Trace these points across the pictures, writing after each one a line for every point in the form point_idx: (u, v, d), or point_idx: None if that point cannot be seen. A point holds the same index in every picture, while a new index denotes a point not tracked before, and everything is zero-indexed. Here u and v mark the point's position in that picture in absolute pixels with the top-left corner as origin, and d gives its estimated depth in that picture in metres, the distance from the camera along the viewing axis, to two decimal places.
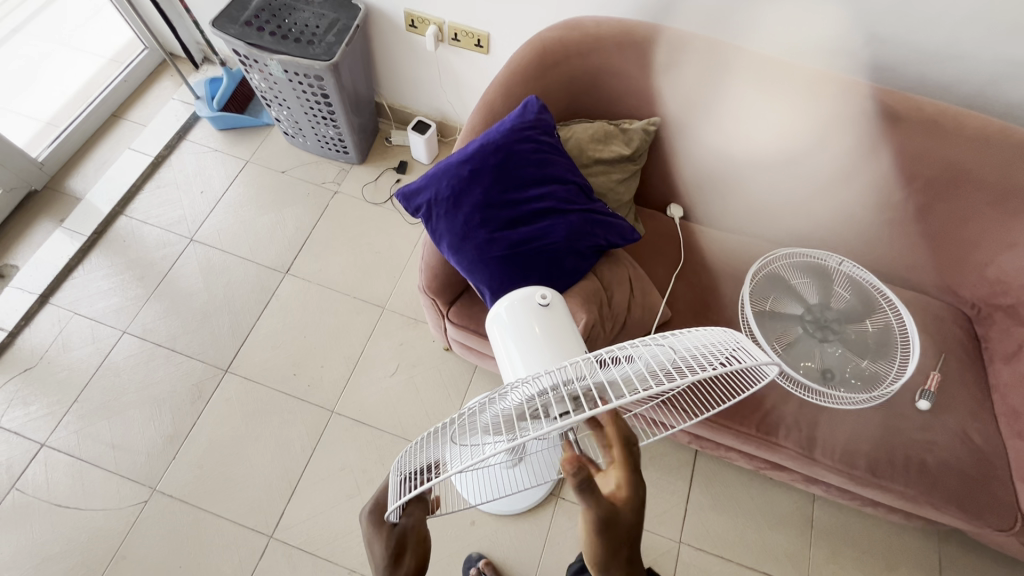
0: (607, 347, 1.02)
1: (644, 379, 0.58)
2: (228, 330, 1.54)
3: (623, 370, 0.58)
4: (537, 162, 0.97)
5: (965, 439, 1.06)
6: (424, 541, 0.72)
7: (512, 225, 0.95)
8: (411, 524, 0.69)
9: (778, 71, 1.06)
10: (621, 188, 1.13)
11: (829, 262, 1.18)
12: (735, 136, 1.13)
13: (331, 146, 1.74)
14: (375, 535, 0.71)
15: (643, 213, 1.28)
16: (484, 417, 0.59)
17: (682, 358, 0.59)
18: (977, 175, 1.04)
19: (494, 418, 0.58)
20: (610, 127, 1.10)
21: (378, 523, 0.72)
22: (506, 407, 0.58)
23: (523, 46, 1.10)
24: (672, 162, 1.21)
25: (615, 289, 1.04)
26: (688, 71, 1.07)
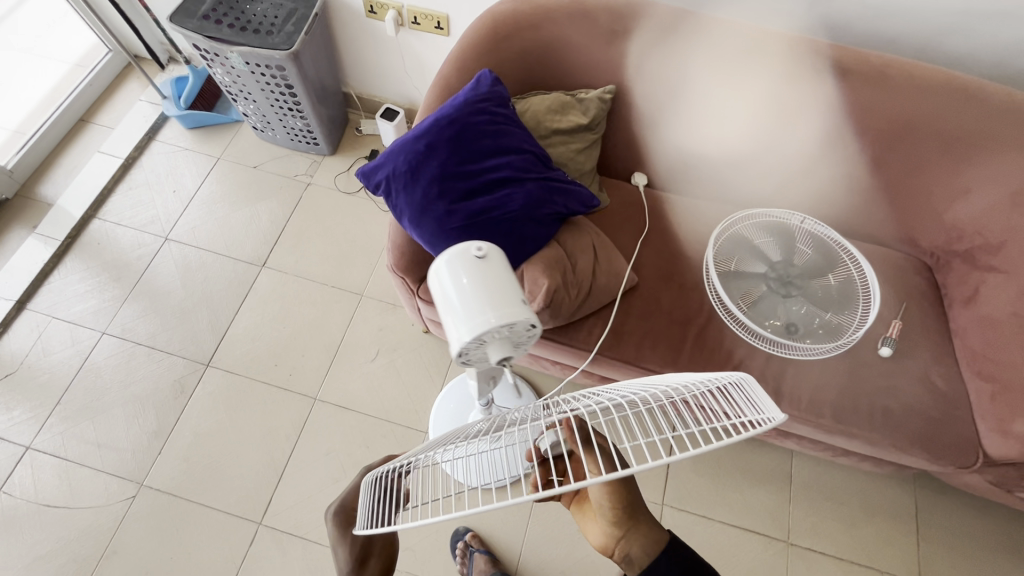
0: (574, 313, 1.04)
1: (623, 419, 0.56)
2: (207, 325, 1.55)
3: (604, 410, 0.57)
4: (492, 134, 0.98)
5: (928, 383, 1.09)
6: (392, 546, 0.85)
7: (470, 196, 0.96)
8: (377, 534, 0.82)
9: (725, 36, 1.07)
10: (580, 158, 1.14)
11: (790, 220, 1.20)
12: (691, 101, 1.14)
13: (301, 138, 1.75)
14: (341, 538, 0.84)
15: (607, 182, 1.29)
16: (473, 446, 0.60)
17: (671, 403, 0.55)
18: (927, 123, 1.06)
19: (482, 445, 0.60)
20: (566, 97, 1.12)
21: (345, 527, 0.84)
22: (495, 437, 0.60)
23: (475, 21, 1.10)
24: (632, 131, 1.22)
25: (579, 256, 1.07)
26: (638, 39, 1.08)
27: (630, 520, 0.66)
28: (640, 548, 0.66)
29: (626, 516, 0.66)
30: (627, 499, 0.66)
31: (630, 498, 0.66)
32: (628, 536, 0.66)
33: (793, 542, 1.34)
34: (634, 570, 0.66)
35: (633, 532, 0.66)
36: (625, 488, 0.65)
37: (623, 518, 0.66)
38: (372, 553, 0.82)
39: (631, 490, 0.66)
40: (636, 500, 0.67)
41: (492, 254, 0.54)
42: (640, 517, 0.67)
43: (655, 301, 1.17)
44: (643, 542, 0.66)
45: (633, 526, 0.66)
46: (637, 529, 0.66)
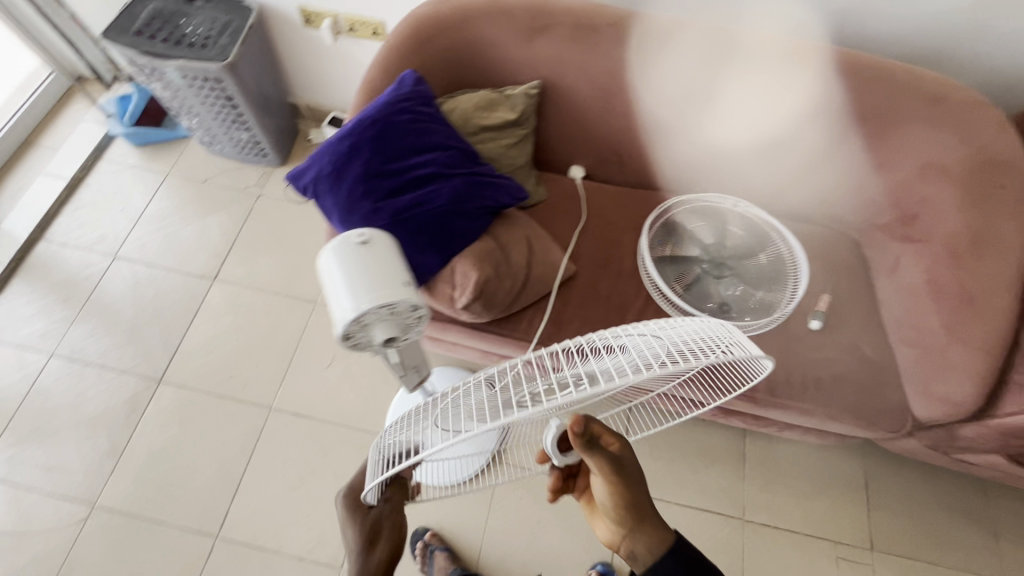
0: (509, 304, 1.06)
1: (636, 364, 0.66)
2: (159, 340, 1.54)
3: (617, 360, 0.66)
4: (415, 132, 1.00)
5: (857, 352, 1.13)
6: (401, 530, 0.82)
7: (396, 194, 0.97)
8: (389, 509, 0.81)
9: (639, 26, 1.09)
10: (511, 153, 1.17)
11: (723, 205, 1.22)
12: (614, 92, 1.15)
13: (249, 150, 1.75)
14: (351, 519, 0.82)
15: (545, 176, 1.32)
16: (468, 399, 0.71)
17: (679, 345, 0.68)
18: (837, 104, 1.09)
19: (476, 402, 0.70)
20: (493, 95, 1.14)
21: (354, 506, 0.83)
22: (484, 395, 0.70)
23: (399, 24, 1.13)
24: (562, 125, 1.24)
25: (512, 248, 1.09)
26: (557, 34, 1.10)
27: (634, 522, 0.67)
28: (644, 549, 0.68)
29: (630, 518, 0.68)
30: (630, 502, 0.68)
31: (634, 501, 0.67)
32: (631, 536, 0.69)
33: (748, 518, 1.37)
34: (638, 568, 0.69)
35: (636, 533, 0.68)
36: (629, 492, 0.67)
37: (627, 520, 0.68)
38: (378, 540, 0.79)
39: (636, 494, 0.67)
40: (641, 503, 0.68)
41: (374, 239, 0.56)
42: (645, 519, 0.68)
43: (594, 289, 1.19)
44: (647, 543, 0.68)
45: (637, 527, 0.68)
46: (641, 532, 0.68)
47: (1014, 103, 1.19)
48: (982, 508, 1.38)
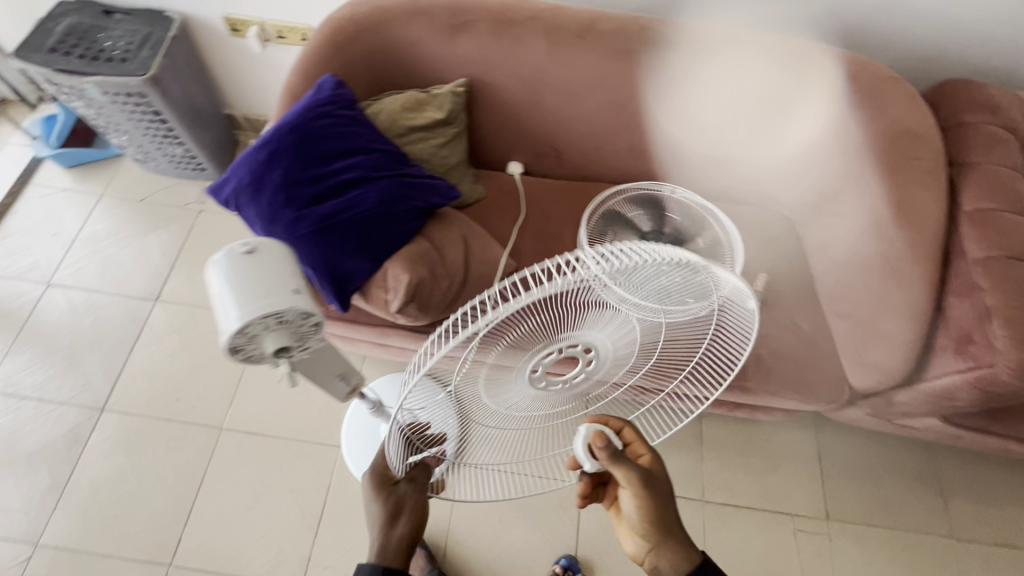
0: (446, 305, 1.04)
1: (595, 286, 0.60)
2: (100, 368, 1.48)
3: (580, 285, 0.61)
4: (337, 136, 0.99)
5: (794, 328, 1.15)
6: (424, 510, 0.82)
7: (319, 200, 0.95)
8: (410, 492, 0.80)
9: (558, 20, 1.10)
10: (443, 153, 1.16)
11: (662, 191, 1.24)
12: (541, 86, 1.15)
13: (187, 165, 1.70)
14: (374, 496, 0.81)
15: (484, 175, 1.32)
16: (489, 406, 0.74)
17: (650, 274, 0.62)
18: (759, 88, 1.12)
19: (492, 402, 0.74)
20: (420, 95, 1.13)
21: (376, 486, 0.81)
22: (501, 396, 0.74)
23: (318, 29, 1.11)
24: (494, 122, 1.24)
25: (447, 248, 1.07)
26: (478, 30, 1.10)
27: (661, 535, 0.80)
28: (669, 562, 0.79)
29: (657, 532, 0.80)
30: (658, 518, 0.79)
31: (661, 517, 0.79)
32: (658, 551, 0.80)
33: (708, 499, 1.39)
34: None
35: (663, 549, 0.79)
36: (657, 507, 0.79)
37: (654, 534, 0.79)
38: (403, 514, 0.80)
39: (663, 510, 0.79)
40: (667, 521, 0.80)
41: (264, 247, 0.54)
42: (669, 535, 0.80)
43: None
44: (671, 559, 0.79)
45: (663, 542, 0.80)
46: (667, 547, 0.79)
47: (929, 77, 1.24)
48: (931, 471, 1.43)
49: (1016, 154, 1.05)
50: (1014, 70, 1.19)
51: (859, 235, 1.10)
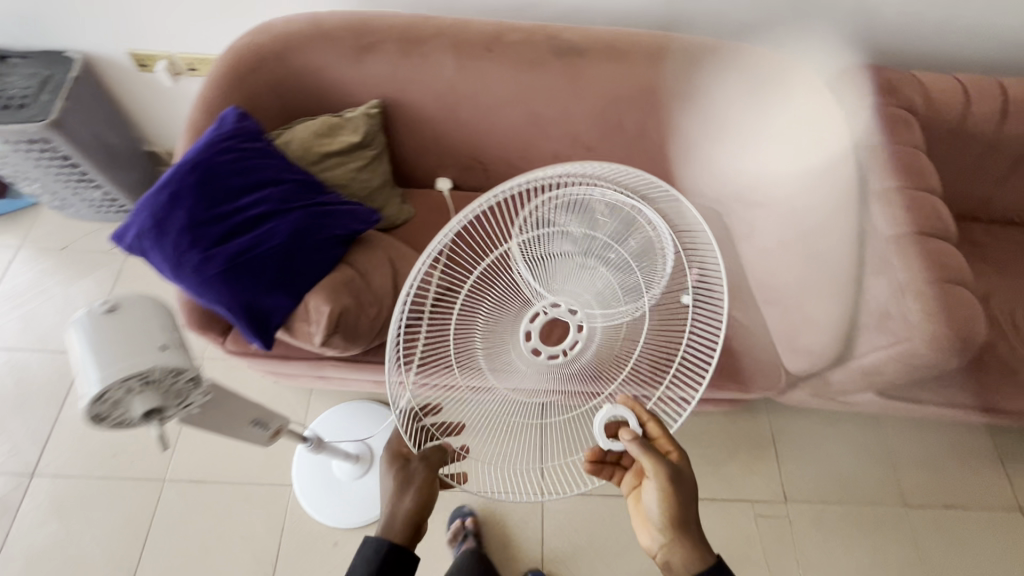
0: (375, 331, 1.02)
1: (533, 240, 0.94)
2: (27, 430, 1.40)
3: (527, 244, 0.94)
4: (242, 171, 0.95)
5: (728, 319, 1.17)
6: (432, 488, 0.89)
7: (228, 238, 0.91)
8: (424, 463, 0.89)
9: (464, 34, 1.09)
10: (363, 176, 1.13)
11: (588, 196, 0.93)
12: (455, 101, 1.14)
13: (108, 208, 1.63)
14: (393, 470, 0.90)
15: (412, 194, 1.30)
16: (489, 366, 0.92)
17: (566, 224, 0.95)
18: (666, 88, 1.12)
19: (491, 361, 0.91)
20: (332, 120, 1.10)
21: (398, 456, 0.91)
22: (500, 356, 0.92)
23: (219, 60, 1.07)
24: (414, 140, 1.22)
25: (372, 273, 1.05)
26: (384, 51, 1.08)
27: (679, 529, 0.82)
28: (682, 559, 0.81)
29: (675, 526, 0.83)
30: (677, 511, 0.83)
31: (681, 512, 0.83)
32: (672, 544, 0.82)
33: None
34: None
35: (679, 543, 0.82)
36: (677, 502, 0.83)
37: (672, 526, 0.83)
38: (409, 489, 0.87)
39: (683, 506, 0.83)
40: (685, 517, 0.83)
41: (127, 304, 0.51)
42: (686, 532, 0.83)
43: None
44: (685, 555, 0.81)
45: (679, 536, 0.82)
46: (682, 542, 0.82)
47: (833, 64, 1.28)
48: (880, 442, 1.46)
49: (914, 134, 1.10)
50: (907, 52, 1.25)
51: (779, 222, 1.12)
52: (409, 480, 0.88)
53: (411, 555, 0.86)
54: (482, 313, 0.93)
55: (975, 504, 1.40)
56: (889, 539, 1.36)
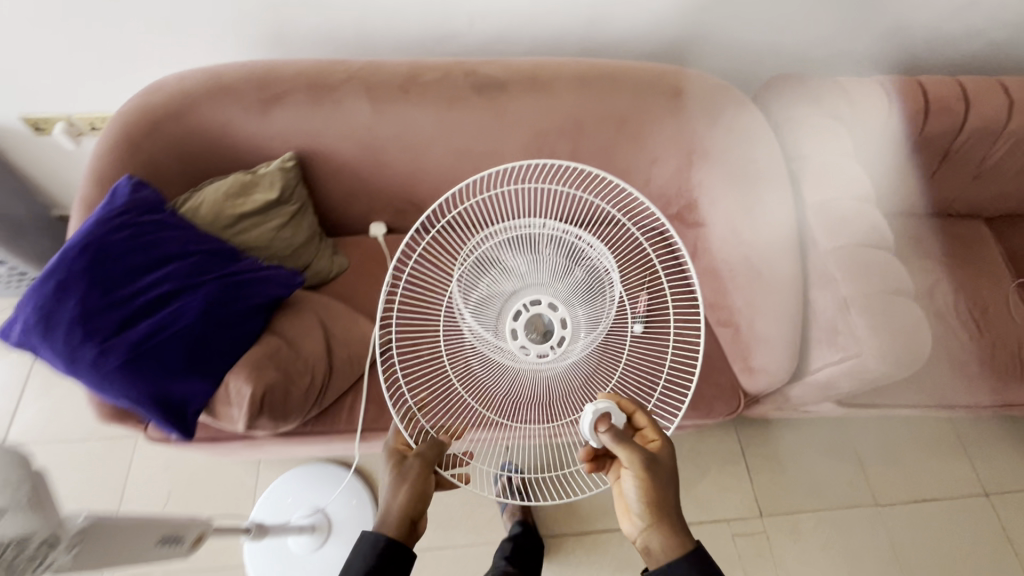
0: (309, 403, 0.95)
1: (492, 257, 0.92)
2: None
3: (486, 262, 0.92)
4: (142, 248, 0.87)
5: None
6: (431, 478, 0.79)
7: (130, 324, 0.82)
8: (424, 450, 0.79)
9: (377, 76, 1.03)
10: (285, 234, 1.06)
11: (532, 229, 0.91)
12: (377, 146, 1.08)
13: (15, 283, 1.49)
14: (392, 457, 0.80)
15: (344, 243, 1.23)
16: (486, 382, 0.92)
17: (517, 240, 0.92)
18: (596, 114, 1.08)
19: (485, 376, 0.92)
20: (245, 177, 1.03)
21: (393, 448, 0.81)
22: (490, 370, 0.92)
23: (110, 123, 0.98)
24: (339, 189, 1.15)
25: (302, 339, 0.98)
26: (293, 101, 1.01)
27: (660, 512, 0.75)
28: (662, 545, 0.74)
29: (655, 510, 0.76)
30: (657, 494, 0.76)
31: (660, 494, 0.76)
32: (652, 529, 0.75)
33: None
34: (653, 565, 0.75)
35: (659, 527, 0.75)
36: (655, 484, 0.76)
37: (651, 510, 0.75)
38: (405, 482, 0.76)
39: (664, 488, 0.76)
40: (665, 500, 0.76)
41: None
42: (667, 516, 0.76)
43: None
44: (665, 539, 0.74)
45: (660, 521, 0.75)
46: (662, 528, 0.75)
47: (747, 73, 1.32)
48: (846, 442, 1.46)
49: (842, 141, 1.09)
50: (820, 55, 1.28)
51: (721, 243, 1.09)
52: (407, 473, 0.77)
53: (410, 553, 0.75)
54: (466, 340, 0.93)
55: (942, 495, 1.41)
56: (864, 542, 1.35)
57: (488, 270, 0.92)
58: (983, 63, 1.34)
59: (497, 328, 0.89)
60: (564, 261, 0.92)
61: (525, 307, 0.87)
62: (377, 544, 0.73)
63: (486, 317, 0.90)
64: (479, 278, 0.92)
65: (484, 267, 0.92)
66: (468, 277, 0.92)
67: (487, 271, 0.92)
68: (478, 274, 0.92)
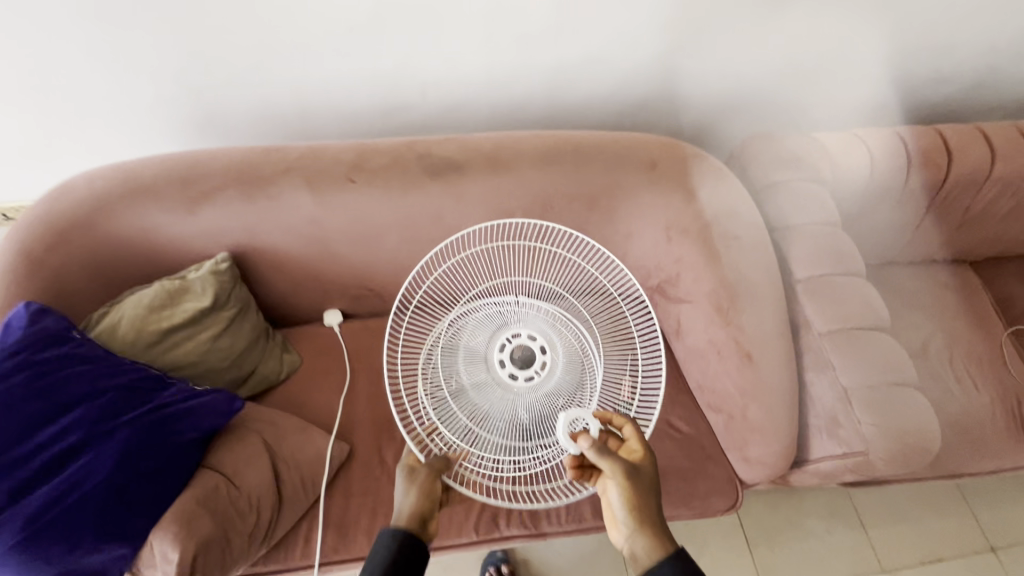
0: (251, 551, 0.82)
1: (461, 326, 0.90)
2: None
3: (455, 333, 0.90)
4: (42, 391, 0.74)
5: (671, 433, 1.04)
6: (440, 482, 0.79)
7: (23, 491, 0.70)
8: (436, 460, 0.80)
9: (319, 164, 0.93)
10: (223, 343, 0.93)
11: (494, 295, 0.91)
12: (323, 238, 0.97)
13: None
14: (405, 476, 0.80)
15: (294, 337, 1.11)
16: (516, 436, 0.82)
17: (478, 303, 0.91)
18: (562, 192, 0.99)
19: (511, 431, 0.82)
20: (172, 284, 0.91)
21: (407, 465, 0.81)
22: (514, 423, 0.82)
23: (10, 234, 0.86)
24: (284, 282, 1.03)
25: (245, 471, 0.85)
26: (223, 197, 0.89)
27: (642, 518, 0.71)
28: (645, 550, 0.70)
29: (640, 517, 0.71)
30: (642, 503, 0.72)
31: (641, 498, 0.72)
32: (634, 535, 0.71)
33: None
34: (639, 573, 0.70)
35: (641, 532, 0.70)
36: (634, 487, 0.72)
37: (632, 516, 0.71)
38: (412, 489, 0.77)
39: (645, 491, 0.72)
40: (647, 502, 0.72)
41: None
42: (651, 518, 0.71)
43: (377, 463, 0.99)
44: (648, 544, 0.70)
45: (642, 525, 0.71)
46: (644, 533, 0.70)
47: (722, 128, 1.25)
48: (844, 502, 1.39)
49: (829, 209, 1.01)
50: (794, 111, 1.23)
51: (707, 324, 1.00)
52: (416, 477, 0.78)
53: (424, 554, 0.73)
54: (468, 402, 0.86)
55: (948, 554, 1.34)
56: None
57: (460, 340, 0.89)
58: (955, 106, 1.30)
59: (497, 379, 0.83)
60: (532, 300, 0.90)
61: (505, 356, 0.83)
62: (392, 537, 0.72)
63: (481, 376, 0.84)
64: (456, 349, 0.88)
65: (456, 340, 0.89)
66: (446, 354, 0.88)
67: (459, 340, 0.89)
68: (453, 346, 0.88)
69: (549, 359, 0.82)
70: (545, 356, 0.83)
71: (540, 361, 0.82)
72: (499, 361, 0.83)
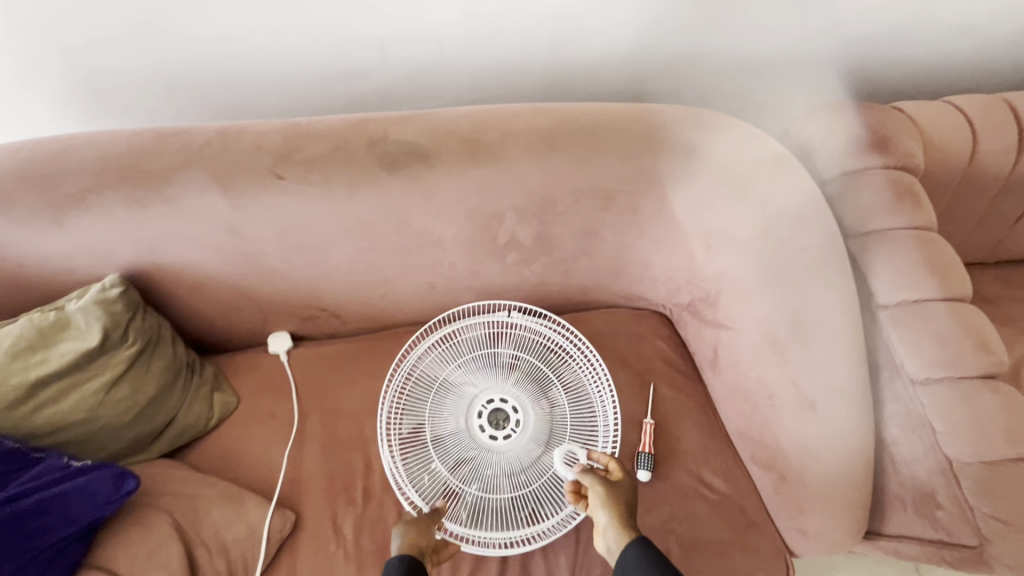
0: None
1: (429, 369, 0.80)
2: None
3: (424, 376, 0.80)
4: None
5: (704, 493, 0.81)
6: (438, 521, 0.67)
7: None
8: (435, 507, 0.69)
9: (236, 154, 0.69)
10: (119, 394, 0.71)
11: (462, 336, 0.81)
12: (249, 250, 0.73)
13: None
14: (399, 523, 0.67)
15: (228, 367, 0.88)
16: (506, 488, 0.74)
17: (441, 344, 0.81)
18: (567, 188, 0.75)
19: (500, 481, 0.75)
20: (43, 318, 0.68)
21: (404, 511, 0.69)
22: (499, 473, 0.75)
23: None
24: (208, 305, 0.80)
25: (142, 565, 0.63)
26: (111, 200, 0.67)
27: (617, 516, 0.59)
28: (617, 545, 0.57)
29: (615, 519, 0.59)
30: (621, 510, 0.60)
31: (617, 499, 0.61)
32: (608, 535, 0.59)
33: None
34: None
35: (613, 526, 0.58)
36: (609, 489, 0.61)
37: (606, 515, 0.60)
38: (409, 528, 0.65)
39: (624, 497, 0.61)
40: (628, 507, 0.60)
41: None
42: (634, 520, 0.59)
43: (324, 537, 0.75)
44: (622, 539, 0.56)
45: (619, 521, 0.58)
46: (619, 530, 0.58)
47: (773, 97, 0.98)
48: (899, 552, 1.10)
49: (926, 210, 0.76)
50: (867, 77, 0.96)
51: (754, 358, 0.76)
52: (416, 520, 0.66)
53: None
54: (452, 455, 0.76)
55: None
56: None
57: (429, 384, 0.80)
58: None
59: (475, 433, 0.77)
60: (499, 338, 0.82)
61: (477, 417, 0.78)
62: (403, 565, 0.58)
63: (459, 429, 0.77)
64: (429, 395, 0.79)
65: (428, 386, 0.80)
66: (419, 401, 0.79)
67: (427, 383, 0.80)
68: (424, 391, 0.80)
69: (521, 416, 0.77)
70: (516, 415, 0.78)
71: (513, 420, 0.77)
72: (474, 424, 0.77)
